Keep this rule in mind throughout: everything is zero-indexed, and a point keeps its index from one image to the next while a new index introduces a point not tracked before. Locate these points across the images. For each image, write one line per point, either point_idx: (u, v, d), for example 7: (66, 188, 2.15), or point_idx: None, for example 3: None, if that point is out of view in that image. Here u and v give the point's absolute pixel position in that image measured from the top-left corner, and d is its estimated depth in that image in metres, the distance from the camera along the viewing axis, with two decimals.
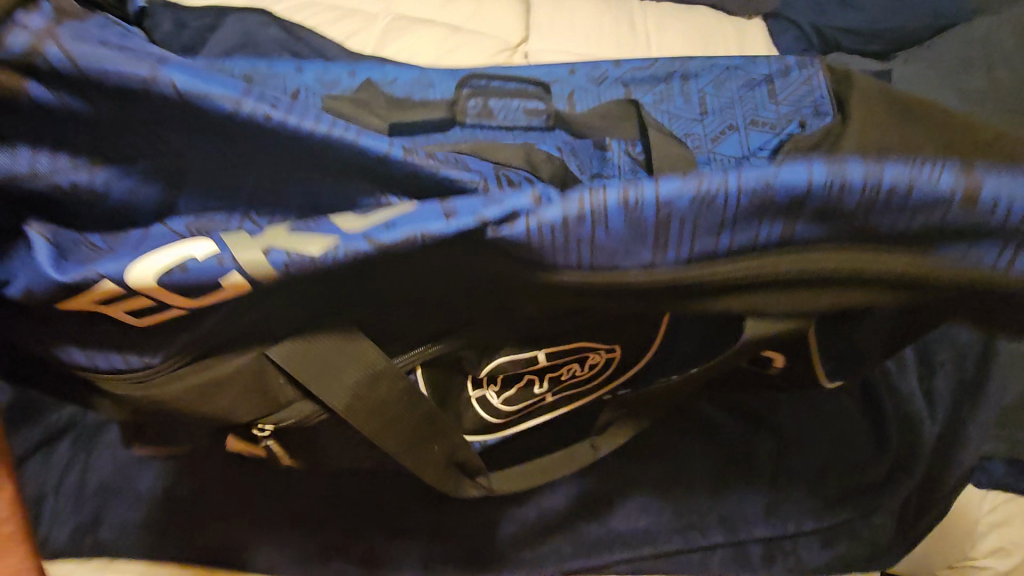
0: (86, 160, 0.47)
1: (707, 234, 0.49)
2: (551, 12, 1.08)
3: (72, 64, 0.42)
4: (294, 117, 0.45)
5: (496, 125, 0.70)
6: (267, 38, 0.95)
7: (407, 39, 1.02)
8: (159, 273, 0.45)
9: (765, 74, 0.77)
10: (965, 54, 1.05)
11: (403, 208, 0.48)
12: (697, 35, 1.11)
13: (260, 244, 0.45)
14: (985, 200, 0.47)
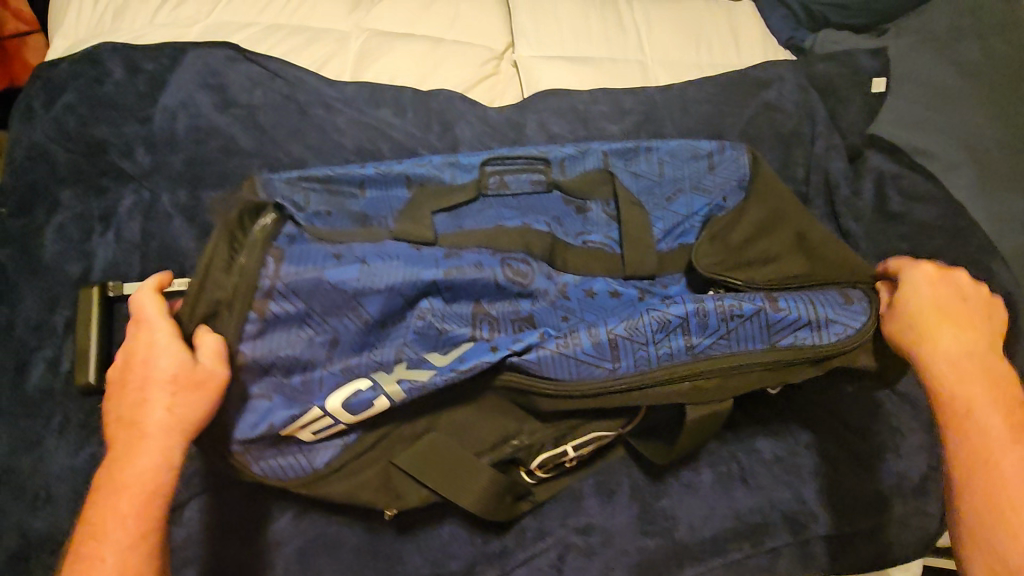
0: (293, 320, 0.65)
1: (647, 349, 0.68)
2: (534, 14, 1.02)
3: (279, 287, 0.64)
4: (405, 283, 0.66)
5: (508, 196, 0.81)
6: (235, 74, 0.86)
7: (388, 59, 0.95)
8: (343, 403, 0.63)
9: (706, 148, 0.85)
10: (959, 22, 1.01)
11: (467, 343, 0.67)
12: (686, 23, 1.06)
13: (376, 388, 0.63)
14: (812, 314, 0.70)
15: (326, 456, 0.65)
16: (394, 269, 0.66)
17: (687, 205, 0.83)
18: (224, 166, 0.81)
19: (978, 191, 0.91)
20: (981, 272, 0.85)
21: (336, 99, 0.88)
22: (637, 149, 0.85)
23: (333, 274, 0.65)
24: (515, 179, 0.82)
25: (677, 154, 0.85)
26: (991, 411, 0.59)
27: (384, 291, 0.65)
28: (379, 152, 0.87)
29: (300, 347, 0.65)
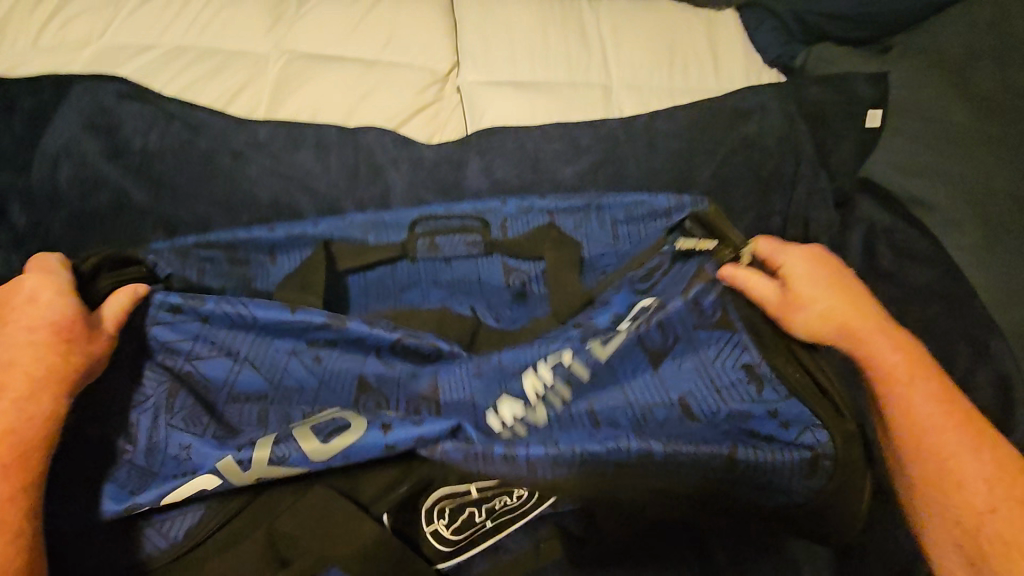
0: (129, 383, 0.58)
1: (579, 458, 0.54)
2: (484, 33, 0.90)
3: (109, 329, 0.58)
4: (262, 358, 0.59)
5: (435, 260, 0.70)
6: (126, 112, 0.75)
7: (310, 89, 0.82)
8: (183, 493, 0.53)
9: (667, 206, 0.71)
10: (976, 41, 0.87)
11: (354, 426, 0.54)
12: (660, 40, 0.93)
13: (226, 484, 0.53)
14: (802, 438, 0.56)
15: (179, 527, 0.54)
16: (251, 342, 0.60)
17: None
18: (113, 226, 0.72)
19: (979, 251, 0.78)
20: (977, 351, 0.74)
21: (245, 140, 0.77)
22: (589, 208, 0.72)
23: (175, 340, 0.59)
24: (445, 239, 0.70)
25: (639, 208, 0.71)
26: (898, 388, 0.55)
27: (234, 367, 0.59)
28: (297, 206, 0.77)
29: (152, 417, 0.56)
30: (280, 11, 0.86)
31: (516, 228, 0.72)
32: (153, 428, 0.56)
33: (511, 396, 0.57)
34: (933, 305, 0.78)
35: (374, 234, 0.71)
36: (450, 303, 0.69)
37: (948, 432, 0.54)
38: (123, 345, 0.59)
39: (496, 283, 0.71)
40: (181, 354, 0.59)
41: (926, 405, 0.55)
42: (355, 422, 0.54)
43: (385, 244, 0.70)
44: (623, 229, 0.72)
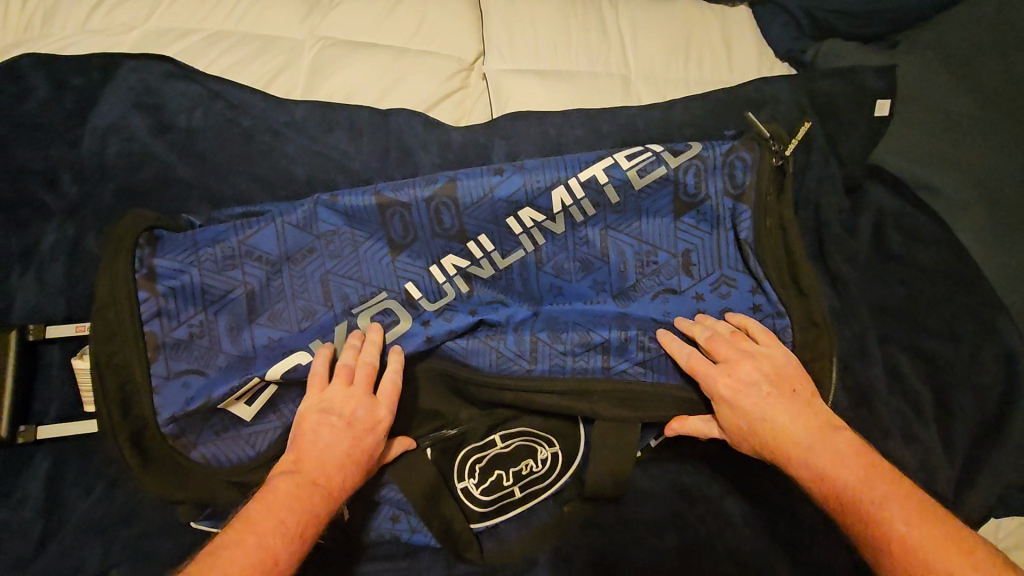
0: (201, 310, 0.66)
1: (562, 354, 0.70)
2: (507, 24, 0.93)
3: (167, 268, 0.66)
4: (329, 293, 0.68)
5: (445, 223, 0.69)
6: (173, 91, 0.78)
7: (345, 74, 0.86)
8: (287, 371, 0.65)
9: (669, 173, 0.71)
10: (981, 33, 0.91)
11: (403, 324, 0.69)
12: (675, 34, 0.98)
13: (315, 364, 0.66)
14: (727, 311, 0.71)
15: (268, 439, 0.65)
16: (324, 280, 0.68)
17: (656, 232, 0.71)
18: (158, 198, 0.75)
19: (990, 236, 0.82)
20: (982, 328, 0.78)
21: (285, 120, 0.81)
22: (568, 176, 0.70)
23: (266, 253, 0.67)
24: (456, 219, 0.70)
25: (614, 165, 0.70)
26: (790, 425, 0.61)
27: (304, 302, 0.68)
28: (333, 183, 0.81)
29: (243, 313, 0.66)
30: (314, 2, 0.90)
31: (509, 199, 0.70)
32: (238, 335, 0.66)
33: (508, 306, 0.71)
34: (939, 285, 0.81)
35: (376, 208, 0.69)
36: (474, 276, 0.71)
37: (867, 488, 0.54)
38: (195, 254, 0.66)
39: (513, 256, 0.71)
40: (265, 272, 0.67)
41: (899, 506, 0.52)
42: (402, 319, 0.69)
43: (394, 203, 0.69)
44: (628, 193, 0.71)
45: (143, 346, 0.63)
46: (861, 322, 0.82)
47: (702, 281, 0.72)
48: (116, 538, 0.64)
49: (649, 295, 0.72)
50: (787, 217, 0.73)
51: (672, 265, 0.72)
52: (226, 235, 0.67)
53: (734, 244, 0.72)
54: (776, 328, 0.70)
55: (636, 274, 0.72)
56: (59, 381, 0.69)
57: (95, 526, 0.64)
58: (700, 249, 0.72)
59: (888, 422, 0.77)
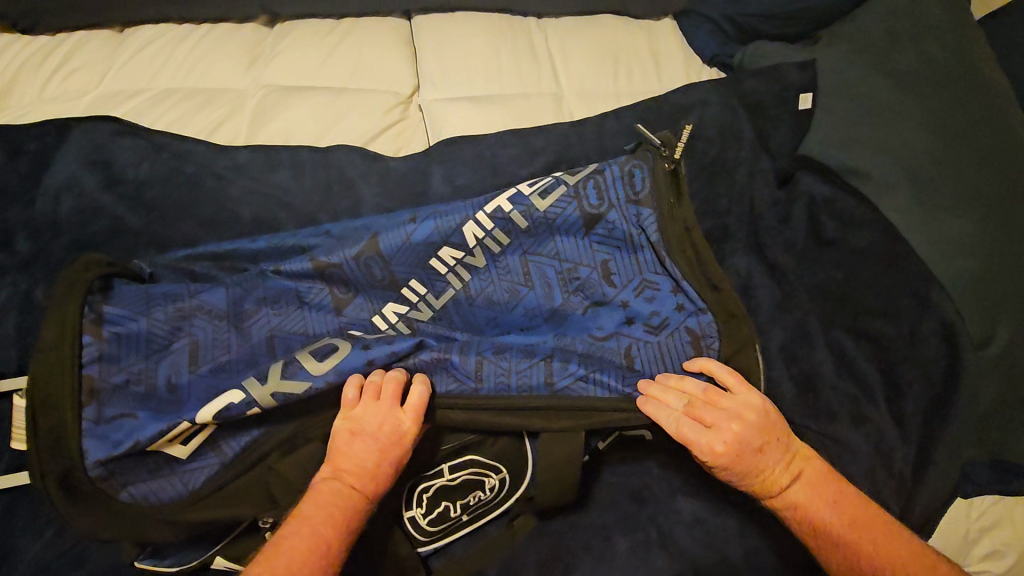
0: (142, 361, 0.65)
1: (505, 377, 0.67)
2: (439, 57, 0.98)
3: (112, 315, 0.67)
4: (273, 347, 0.68)
5: (373, 264, 0.70)
6: (119, 148, 0.83)
7: (286, 117, 0.91)
8: (217, 412, 0.63)
9: (572, 193, 0.72)
10: (895, 24, 0.94)
11: (342, 349, 0.66)
12: (603, 52, 1.02)
13: (249, 399, 0.63)
14: (657, 315, 0.71)
15: (202, 476, 0.64)
16: (269, 337, 0.68)
17: (576, 250, 0.72)
18: (108, 248, 0.79)
19: (915, 211, 0.83)
20: (920, 303, 0.79)
21: (227, 165, 0.85)
22: (478, 211, 0.71)
23: (216, 307, 0.69)
24: (385, 268, 0.70)
25: (518, 194, 0.72)
26: (786, 484, 0.64)
27: (246, 353, 0.67)
28: (277, 221, 0.85)
29: (184, 363, 0.66)
30: (255, 53, 0.96)
31: (426, 236, 0.71)
32: (174, 383, 0.65)
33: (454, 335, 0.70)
34: (877, 265, 0.82)
35: (310, 267, 0.70)
36: (416, 320, 0.70)
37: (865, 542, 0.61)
38: (140, 306, 0.68)
39: (446, 296, 0.71)
40: (213, 326, 0.68)
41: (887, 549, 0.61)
42: (341, 346, 0.67)
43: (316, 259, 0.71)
44: (541, 218, 0.71)
45: (77, 388, 0.63)
46: (801, 308, 0.82)
47: (626, 288, 0.72)
48: None
49: (580, 310, 0.71)
50: (691, 219, 0.73)
51: (594, 280, 0.72)
52: (178, 292, 0.69)
53: (649, 250, 0.72)
54: (700, 324, 0.70)
55: (564, 294, 0.71)
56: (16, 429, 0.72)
57: (49, 570, 0.66)
58: (620, 260, 0.72)
59: (835, 405, 0.78)
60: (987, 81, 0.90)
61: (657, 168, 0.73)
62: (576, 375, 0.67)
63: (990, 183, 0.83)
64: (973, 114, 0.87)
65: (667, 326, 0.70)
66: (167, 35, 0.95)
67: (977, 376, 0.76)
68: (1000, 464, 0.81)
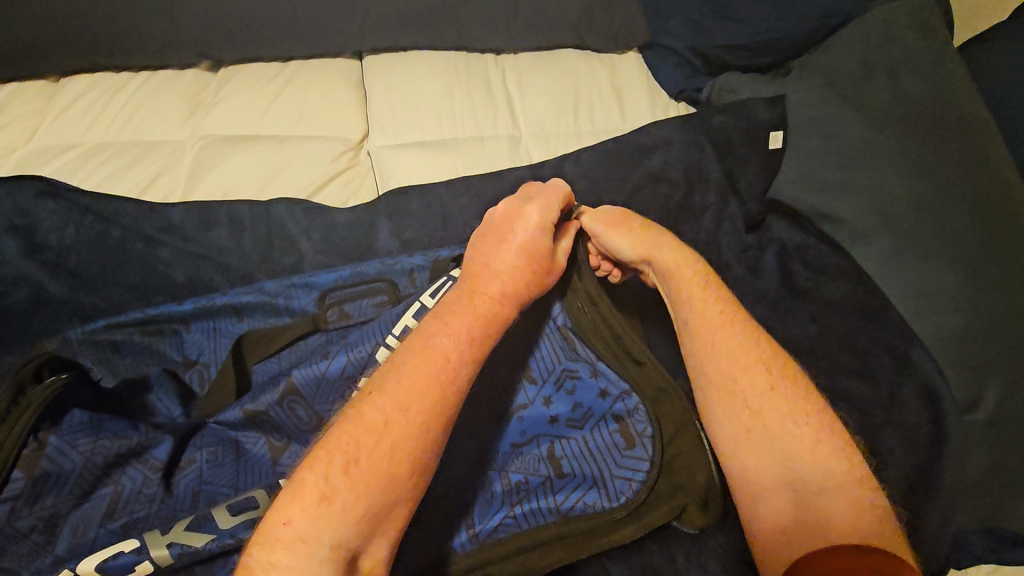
0: (58, 503, 0.54)
1: (423, 544, 0.57)
2: (389, 100, 0.94)
3: (54, 442, 0.56)
4: (197, 502, 0.56)
5: (298, 402, 0.60)
6: (43, 209, 0.78)
7: (224, 169, 0.87)
8: (105, 559, 0.51)
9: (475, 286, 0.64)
10: (867, 55, 0.89)
11: (264, 506, 0.54)
12: (563, 89, 0.97)
13: (141, 550, 0.51)
14: (578, 407, 0.62)
15: None
16: (195, 492, 0.57)
17: (497, 353, 0.63)
18: (28, 322, 0.74)
19: (892, 261, 0.77)
20: (898, 362, 0.73)
21: (161, 224, 0.80)
22: (386, 335, 0.62)
23: (157, 454, 0.58)
24: (309, 409, 0.61)
25: (421, 307, 0.62)
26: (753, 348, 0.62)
27: (167, 509, 0.56)
28: (212, 284, 0.80)
29: (97, 515, 0.54)
30: (195, 102, 0.91)
31: (339, 370, 0.61)
32: (80, 532, 0.53)
33: None
34: (851, 318, 0.76)
35: (242, 417, 0.60)
36: None
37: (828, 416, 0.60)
38: (78, 436, 0.57)
39: None
40: (144, 475, 0.57)
41: (817, 468, 0.57)
42: (263, 504, 0.54)
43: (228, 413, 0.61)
44: None
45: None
46: None
47: (547, 383, 0.63)
48: None
49: (502, 420, 0.62)
50: (596, 290, 0.62)
51: (515, 381, 0.63)
52: (130, 433, 0.59)
53: (559, 330, 0.64)
54: (627, 409, 0.61)
55: (489, 407, 0.61)
56: None
57: None
58: (539, 352, 0.63)
59: None
60: (965, 114, 0.84)
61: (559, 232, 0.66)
62: (502, 512, 0.59)
63: (974, 230, 0.76)
64: (953, 154, 0.81)
65: (590, 416, 0.62)
66: (103, 86, 0.91)
67: (961, 447, 0.69)
68: (996, 532, 0.72)
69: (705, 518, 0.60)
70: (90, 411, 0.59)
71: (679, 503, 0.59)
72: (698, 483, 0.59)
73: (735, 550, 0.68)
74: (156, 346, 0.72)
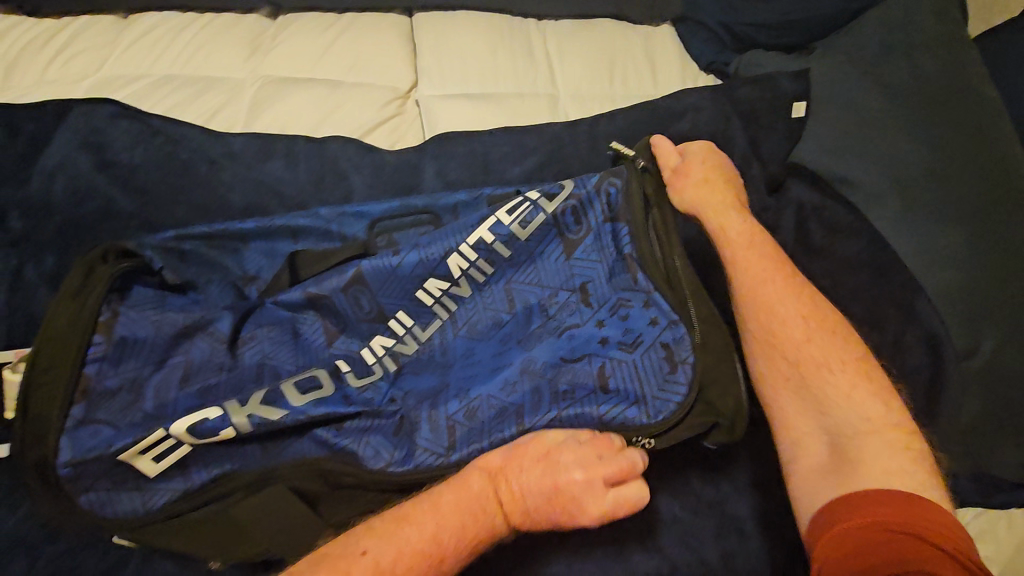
0: (139, 370, 0.59)
1: (478, 438, 0.61)
2: (438, 53, 0.99)
3: (123, 315, 0.61)
4: (262, 375, 0.62)
5: (363, 291, 0.66)
6: (118, 131, 0.84)
7: (282, 107, 0.92)
8: (195, 424, 0.56)
9: (556, 216, 0.69)
10: (890, 37, 0.95)
11: (327, 388, 0.61)
12: (600, 54, 1.03)
13: (226, 418, 0.57)
14: (630, 331, 0.65)
15: (162, 500, 0.56)
16: (260, 364, 0.62)
17: (558, 276, 0.68)
18: (97, 230, 0.79)
19: (901, 221, 0.83)
20: (904, 313, 0.79)
21: (224, 152, 0.86)
22: (458, 244, 0.67)
23: (221, 328, 0.63)
24: (372, 300, 0.66)
25: (497, 223, 0.67)
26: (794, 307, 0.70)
27: (235, 378, 0.61)
28: (267, 209, 0.85)
29: (174, 380, 0.59)
30: (255, 44, 0.97)
31: (408, 271, 0.67)
32: (162, 393, 0.58)
33: (422, 386, 0.64)
34: (862, 274, 0.82)
35: (304, 299, 0.66)
36: (401, 354, 0.65)
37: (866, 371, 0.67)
38: (147, 311, 0.62)
39: (432, 328, 0.66)
40: (212, 347, 0.62)
41: (851, 414, 0.64)
42: (326, 385, 0.61)
43: (288, 296, 0.66)
44: (521, 245, 0.68)
45: (72, 387, 0.57)
46: None
47: (602, 308, 0.67)
48: (43, 554, 0.63)
49: (555, 334, 0.66)
50: (667, 231, 0.70)
51: (573, 302, 0.67)
52: (192, 309, 0.63)
53: (619, 261, 0.68)
54: (675, 338, 0.65)
55: (542, 319, 0.66)
56: None
57: (23, 543, 0.64)
58: (598, 280, 0.68)
59: None
60: (977, 95, 0.90)
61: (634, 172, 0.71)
62: (551, 414, 0.62)
63: (978, 200, 0.83)
64: (966, 132, 0.87)
65: (641, 341, 0.65)
66: (170, 24, 0.96)
67: (956, 391, 0.76)
68: (987, 478, 0.77)
69: (732, 435, 0.64)
70: (150, 292, 0.64)
71: (710, 419, 0.64)
72: (729, 405, 0.64)
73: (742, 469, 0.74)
74: (217, 252, 0.78)
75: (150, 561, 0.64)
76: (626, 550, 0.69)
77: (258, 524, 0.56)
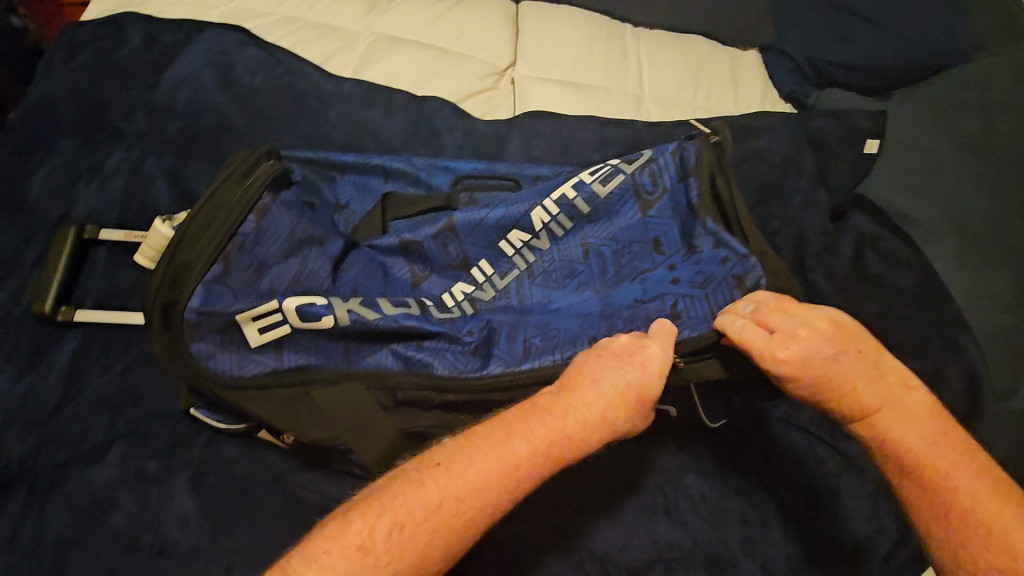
0: (263, 257, 0.64)
1: (550, 351, 0.66)
2: (538, 39, 1.06)
3: (272, 206, 0.66)
4: (356, 294, 0.67)
5: (455, 241, 0.72)
6: (243, 56, 0.91)
7: (390, 62, 0.99)
8: (302, 305, 0.62)
9: (636, 182, 0.73)
10: (968, 93, 1.00)
11: (414, 307, 0.67)
12: (688, 66, 1.09)
13: (329, 308, 0.63)
14: (701, 273, 0.69)
15: (255, 370, 0.62)
16: (353, 288, 0.68)
17: (632, 231, 0.72)
18: (211, 138, 0.86)
19: (955, 260, 0.88)
20: (948, 346, 0.83)
21: (334, 92, 0.93)
22: (543, 199, 0.72)
23: (332, 248, 0.69)
24: (459, 247, 0.72)
25: (580, 181, 0.73)
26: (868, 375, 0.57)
27: (332, 291, 0.66)
28: (364, 150, 0.91)
29: (287, 276, 0.65)
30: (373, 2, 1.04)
31: (495, 221, 0.72)
32: (278, 279, 0.64)
33: (496, 316, 0.68)
34: (913, 305, 0.86)
35: (398, 245, 0.72)
36: (478, 300, 0.70)
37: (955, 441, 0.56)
38: (278, 203, 0.67)
39: (509, 277, 0.71)
40: (321, 260, 0.67)
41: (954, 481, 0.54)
42: (413, 304, 0.67)
43: (383, 242, 0.72)
44: (602, 205, 0.72)
45: (219, 248, 0.62)
46: None
47: (673, 256, 0.71)
48: (124, 414, 0.69)
49: (628, 280, 0.71)
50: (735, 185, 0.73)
51: (645, 253, 0.72)
52: (314, 218, 0.69)
53: (689, 216, 0.72)
54: (746, 269, 0.67)
55: (616, 271, 0.71)
56: (101, 277, 0.76)
57: (112, 399, 0.70)
58: (671, 234, 0.72)
59: None
60: None
61: (710, 140, 0.75)
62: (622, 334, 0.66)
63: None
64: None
65: (712, 280, 0.68)
66: None
67: (988, 428, 0.79)
68: None
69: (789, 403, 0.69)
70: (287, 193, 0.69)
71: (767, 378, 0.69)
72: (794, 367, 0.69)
73: (777, 463, 0.77)
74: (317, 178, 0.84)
75: (217, 439, 0.69)
76: (653, 514, 0.73)
77: (333, 412, 0.60)
